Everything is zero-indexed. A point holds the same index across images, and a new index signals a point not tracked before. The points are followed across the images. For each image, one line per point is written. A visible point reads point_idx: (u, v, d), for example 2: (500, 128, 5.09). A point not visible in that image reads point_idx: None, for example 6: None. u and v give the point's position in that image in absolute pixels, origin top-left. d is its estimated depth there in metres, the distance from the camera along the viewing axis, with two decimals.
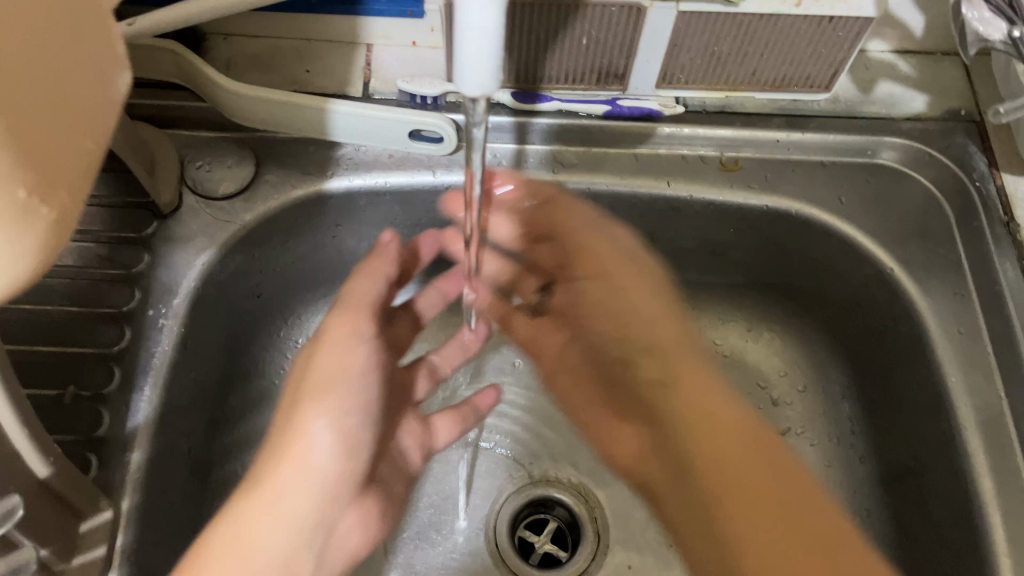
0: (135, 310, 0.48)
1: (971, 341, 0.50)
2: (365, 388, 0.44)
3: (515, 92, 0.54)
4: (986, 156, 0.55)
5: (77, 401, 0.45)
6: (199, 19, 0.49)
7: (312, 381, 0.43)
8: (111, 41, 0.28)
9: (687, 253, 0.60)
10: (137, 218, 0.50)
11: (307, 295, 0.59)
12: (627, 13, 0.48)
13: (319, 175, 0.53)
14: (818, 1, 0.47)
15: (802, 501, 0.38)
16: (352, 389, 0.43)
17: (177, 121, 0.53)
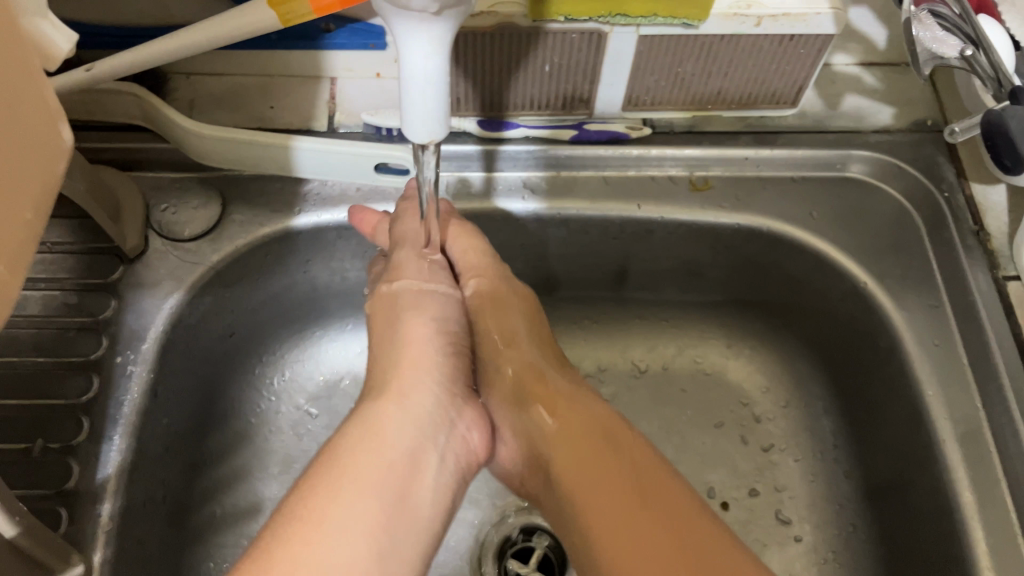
0: (104, 357, 0.47)
1: (946, 353, 0.50)
2: (445, 328, 0.47)
3: (481, 120, 0.54)
4: (954, 166, 0.55)
5: (46, 454, 0.45)
6: (157, 62, 0.48)
7: (402, 319, 0.45)
8: (46, 96, 0.27)
9: (663, 273, 0.60)
10: (104, 264, 0.50)
11: (281, 331, 0.58)
12: (588, 39, 0.48)
13: (286, 212, 0.52)
14: (777, 21, 0.47)
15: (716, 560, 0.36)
16: (440, 335, 0.46)
17: (141, 164, 0.53)
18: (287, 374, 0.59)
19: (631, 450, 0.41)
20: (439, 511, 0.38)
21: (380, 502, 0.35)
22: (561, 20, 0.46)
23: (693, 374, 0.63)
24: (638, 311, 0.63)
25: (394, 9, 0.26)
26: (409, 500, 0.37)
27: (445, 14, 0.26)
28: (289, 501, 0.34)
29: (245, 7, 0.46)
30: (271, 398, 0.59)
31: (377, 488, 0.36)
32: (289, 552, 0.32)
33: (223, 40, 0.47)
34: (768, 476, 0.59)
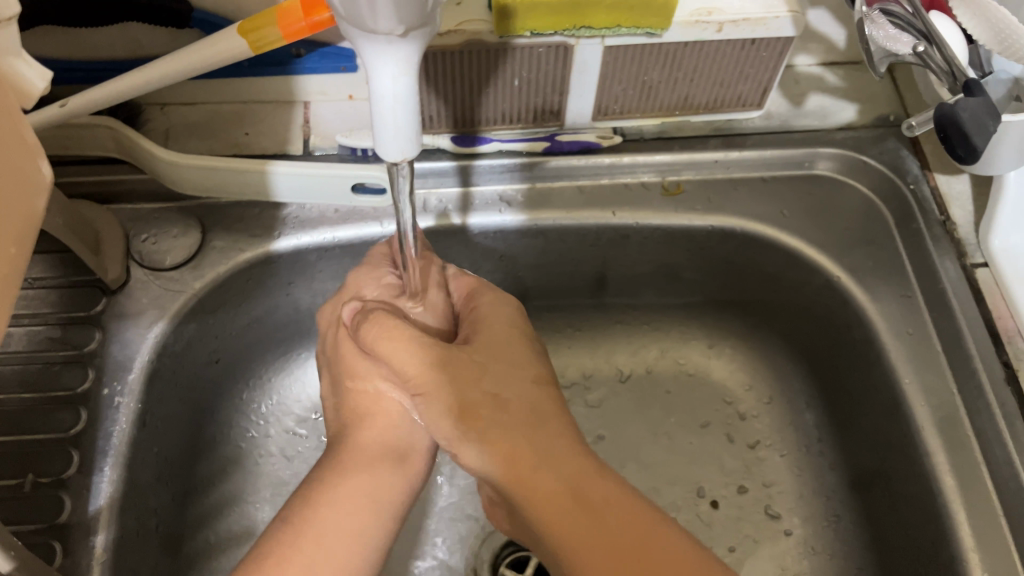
0: (90, 390, 0.48)
1: (920, 342, 0.51)
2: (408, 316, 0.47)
3: (454, 136, 0.55)
4: (918, 159, 0.56)
5: (37, 489, 0.45)
6: (132, 95, 0.48)
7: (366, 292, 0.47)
8: (23, 135, 0.27)
9: (641, 277, 0.61)
10: (87, 296, 0.50)
11: (267, 354, 0.59)
12: (555, 52, 0.49)
13: (266, 236, 0.53)
14: (738, 27, 0.48)
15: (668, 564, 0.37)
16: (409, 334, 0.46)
17: (119, 196, 0.53)
18: (274, 397, 0.60)
19: (559, 436, 0.42)
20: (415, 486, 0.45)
21: (365, 499, 0.41)
22: (527, 36, 0.47)
23: (678, 375, 0.64)
24: (619, 316, 0.64)
25: (362, 34, 0.27)
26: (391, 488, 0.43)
27: (410, 35, 0.27)
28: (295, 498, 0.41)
29: (215, 37, 0.46)
30: (260, 422, 0.59)
31: (366, 490, 0.42)
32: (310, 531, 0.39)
33: (194, 70, 0.47)
34: (755, 472, 0.60)
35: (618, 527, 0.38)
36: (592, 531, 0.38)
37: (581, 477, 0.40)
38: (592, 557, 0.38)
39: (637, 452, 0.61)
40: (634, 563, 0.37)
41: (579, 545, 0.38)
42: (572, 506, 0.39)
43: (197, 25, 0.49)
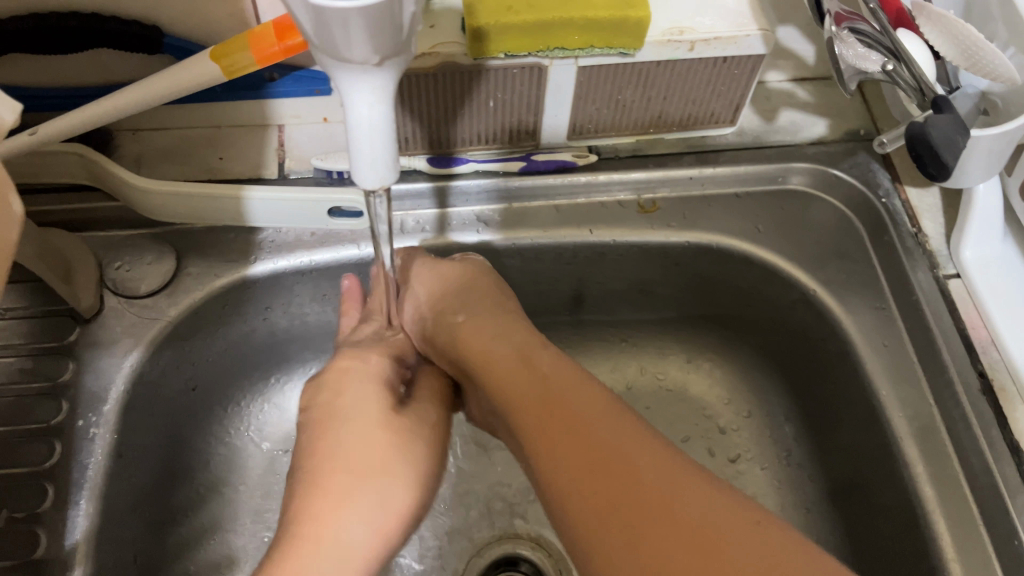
0: (64, 423, 0.47)
1: (896, 353, 0.52)
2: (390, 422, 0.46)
3: (430, 157, 0.54)
4: (888, 173, 0.57)
5: (12, 525, 0.45)
6: (104, 121, 0.48)
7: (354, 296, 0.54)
8: None
9: (618, 295, 0.61)
10: (59, 326, 0.49)
11: (244, 381, 0.58)
12: (529, 73, 0.49)
13: (242, 261, 0.53)
14: (709, 45, 0.49)
15: (580, 403, 0.42)
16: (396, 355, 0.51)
17: (91, 224, 0.52)
18: (256, 421, 0.59)
19: (514, 329, 0.48)
20: None
21: None
22: (502, 57, 0.47)
23: (657, 391, 0.64)
24: (598, 333, 0.64)
25: (336, 62, 0.26)
26: None
27: (387, 63, 0.27)
28: None
29: (187, 62, 0.46)
30: (240, 447, 0.58)
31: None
32: None
33: (166, 96, 0.47)
34: (736, 486, 0.60)
35: (546, 390, 0.43)
36: (530, 399, 0.44)
37: (523, 361, 0.46)
38: (530, 420, 0.43)
39: None
40: (556, 414, 0.42)
41: (523, 411, 0.44)
42: (516, 386, 0.45)
43: (167, 50, 0.49)
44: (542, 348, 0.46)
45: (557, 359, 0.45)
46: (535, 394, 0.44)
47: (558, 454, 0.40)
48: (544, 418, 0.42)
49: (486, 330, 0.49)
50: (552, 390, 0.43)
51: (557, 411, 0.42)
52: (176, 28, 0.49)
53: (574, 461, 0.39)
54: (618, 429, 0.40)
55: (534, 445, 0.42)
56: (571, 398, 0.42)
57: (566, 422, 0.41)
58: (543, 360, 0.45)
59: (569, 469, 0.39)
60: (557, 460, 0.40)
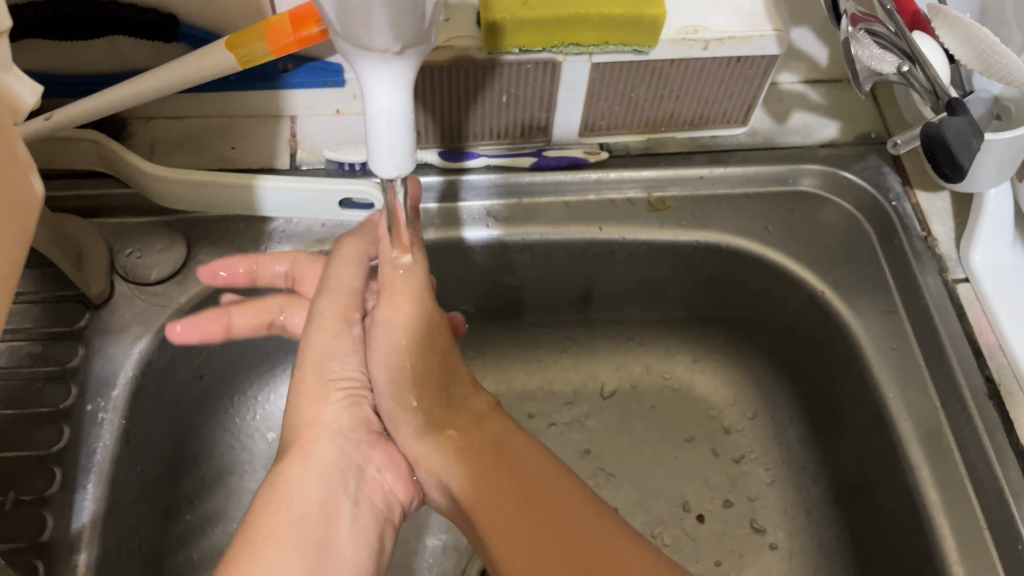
0: (73, 407, 0.47)
1: (903, 357, 0.52)
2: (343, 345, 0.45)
3: (442, 151, 0.55)
4: (899, 176, 0.57)
5: (18, 507, 0.44)
6: (117, 108, 0.48)
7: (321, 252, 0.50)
8: (16, 151, 0.27)
9: (626, 293, 0.61)
10: (69, 311, 0.50)
11: (252, 371, 0.58)
12: (543, 69, 0.49)
13: (252, 251, 0.53)
14: (723, 45, 0.49)
15: (574, 519, 0.38)
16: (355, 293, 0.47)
17: (103, 210, 0.53)
18: (258, 412, 0.59)
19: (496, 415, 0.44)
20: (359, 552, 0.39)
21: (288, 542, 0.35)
22: (515, 52, 0.47)
23: (663, 390, 0.64)
24: (604, 331, 0.65)
25: (356, 50, 0.27)
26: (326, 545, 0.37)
27: (406, 52, 0.27)
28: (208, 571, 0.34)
29: (201, 53, 0.46)
30: (243, 437, 0.58)
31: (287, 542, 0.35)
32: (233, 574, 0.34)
33: (180, 85, 0.47)
34: (740, 486, 0.60)
35: (526, 481, 0.40)
36: (488, 472, 0.41)
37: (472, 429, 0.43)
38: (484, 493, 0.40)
39: (622, 466, 0.62)
40: (543, 525, 0.38)
41: (472, 485, 0.41)
42: (472, 454, 0.42)
43: (183, 40, 0.49)
44: (527, 441, 0.42)
45: (545, 459, 0.41)
46: (489, 465, 0.41)
47: (537, 574, 0.37)
48: (526, 526, 0.38)
49: (443, 387, 0.45)
50: (510, 468, 0.41)
51: (545, 520, 0.38)
52: (192, 17, 0.49)
53: (534, 541, 0.38)
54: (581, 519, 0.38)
55: (506, 553, 0.38)
56: (531, 481, 0.40)
57: (524, 502, 0.39)
58: (531, 456, 0.41)
59: (525, 550, 0.38)
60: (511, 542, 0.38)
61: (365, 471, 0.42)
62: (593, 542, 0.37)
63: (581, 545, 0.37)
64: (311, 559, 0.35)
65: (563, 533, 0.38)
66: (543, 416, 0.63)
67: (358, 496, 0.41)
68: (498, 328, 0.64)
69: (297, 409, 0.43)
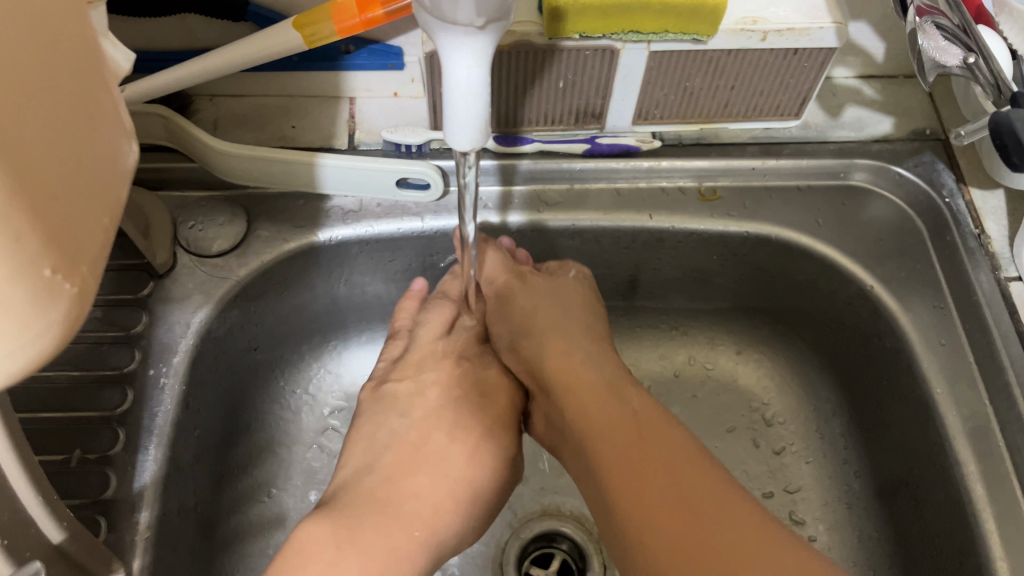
0: (136, 371, 0.49)
1: (952, 352, 0.52)
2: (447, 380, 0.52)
3: (497, 136, 0.56)
4: (953, 173, 0.57)
5: (84, 465, 0.46)
6: (186, 84, 0.49)
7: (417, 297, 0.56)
8: (120, 115, 0.28)
9: (673, 282, 0.62)
10: (134, 280, 0.51)
11: (303, 346, 0.60)
12: (601, 56, 0.50)
13: (310, 227, 0.54)
14: (782, 36, 0.49)
15: (678, 455, 0.42)
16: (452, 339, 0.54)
17: (167, 183, 0.54)
18: (308, 388, 0.61)
19: (592, 378, 0.48)
20: None
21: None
22: (576, 38, 0.48)
23: (705, 379, 0.65)
24: (649, 320, 0.65)
25: (440, 23, 0.28)
26: None
27: (489, 28, 0.28)
28: None
29: (271, 30, 0.48)
30: (291, 411, 0.60)
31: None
32: None
33: (249, 62, 0.49)
34: (780, 478, 0.61)
35: (635, 432, 0.44)
36: (614, 424, 0.45)
37: (611, 389, 0.47)
38: (613, 449, 0.44)
39: None
40: (651, 458, 0.42)
41: (602, 429, 0.45)
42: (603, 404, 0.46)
43: (251, 18, 0.51)
44: (630, 394, 0.47)
45: (647, 404, 0.46)
46: (625, 424, 0.45)
47: (644, 493, 0.41)
48: (639, 468, 0.42)
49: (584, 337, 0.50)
50: (629, 407, 0.46)
51: (656, 465, 0.42)
52: None
53: (659, 504, 0.40)
54: (712, 499, 0.40)
55: (617, 486, 0.42)
56: (672, 458, 0.42)
57: (639, 445, 0.43)
58: (634, 407, 0.46)
59: (650, 499, 0.41)
60: (638, 490, 0.41)
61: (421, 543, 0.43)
62: (689, 467, 0.41)
63: (687, 471, 0.41)
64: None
65: (673, 473, 0.41)
66: None
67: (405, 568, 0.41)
68: None
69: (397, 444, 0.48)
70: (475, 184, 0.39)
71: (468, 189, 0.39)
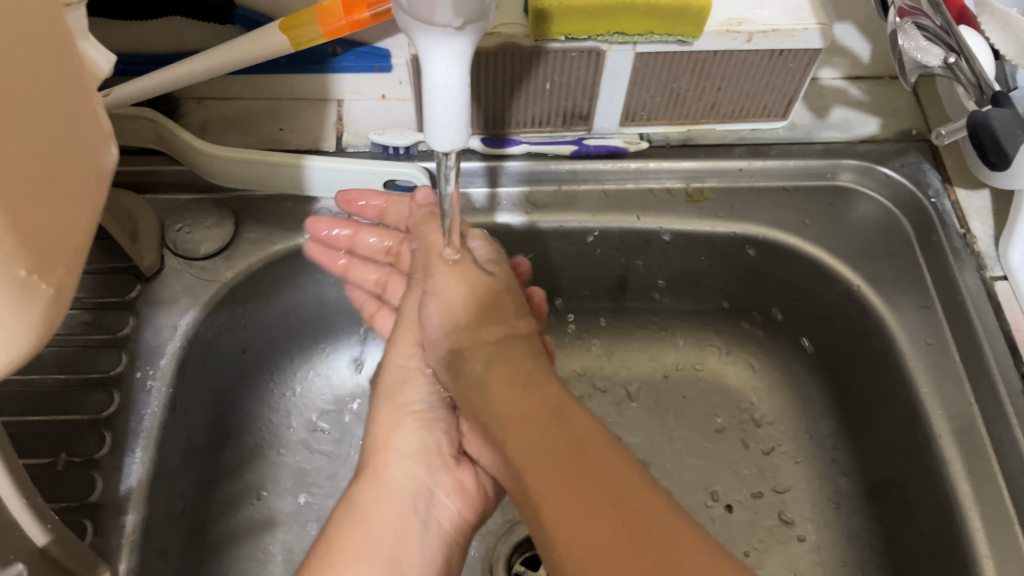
0: (123, 374, 0.49)
1: (939, 351, 0.52)
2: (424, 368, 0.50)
3: (484, 138, 0.56)
4: (939, 173, 0.57)
5: (70, 468, 0.46)
6: (173, 87, 0.49)
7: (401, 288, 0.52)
8: (99, 117, 0.28)
9: (662, 283, 0.62)
10: (121, 283, 0.51)
11: (292, 348, 0.60)
12: (587, 57, 0.50)
13: (298, 229, 0.54)
14: (767, 37, 0.49)
15: (606, 457, 0.35)
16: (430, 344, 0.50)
17: (155, 186, 0.54)
18: (297, 390, 0.61)
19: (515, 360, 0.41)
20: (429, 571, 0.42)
21: (377, 562, 0.40)
22: (562, 40, 0.48)
23: (693, 380, 0.65)
24: (639, 321, 0.65)
25: (418, 24, 0.28)
26: (400, 562, 0.41)
27: (466, 28, 0.28)
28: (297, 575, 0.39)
29: (256, 33, 0.48)
30: (281, 413, 0.60)
31: (373, 550, 0.40)
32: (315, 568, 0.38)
33: (234, 64, 0.49)
34: (770, 479, 0.61)
35: (562, 435, 0.36)
36: (525, 412, 0.38)
37: (516, 382, 0.39)
38: (545, 473, 0.35)
39: (653, 455, 0.62)
40: (586, 473, 0.34)
41: (511, 421, 0.38)
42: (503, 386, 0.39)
43: (238, 21, 0.51)
44: (545, 383, 0.39)
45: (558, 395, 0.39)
46: (546, 425, 0.37)
47: (565, 508, 0.34)
48: (574, 499, 0.34)
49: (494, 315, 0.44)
50: (538, 385, 0.39)
51: (599, 486, 0.34)
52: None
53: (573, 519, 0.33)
54: (627, 482, 0.34)
55: (549, 513, 0.34)
56: (575, 433, 0.36)
57: (569, 454, 0.35)
58: (549, 401, 0.38)
59: (558, 507, 0.34)
60: (544, 483, 0.35)
61: (435, 495, 0.45)
62: (628, 486, 0.34)
63: (616, 479, 0.34)
64: (380, 567, 0.40)
65: (607, 484, 0.34)
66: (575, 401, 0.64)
67: (428, 518, 0.44)
68: None
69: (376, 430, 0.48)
70: (459, 189, 0.39)
71: (451, 190, 0.39)
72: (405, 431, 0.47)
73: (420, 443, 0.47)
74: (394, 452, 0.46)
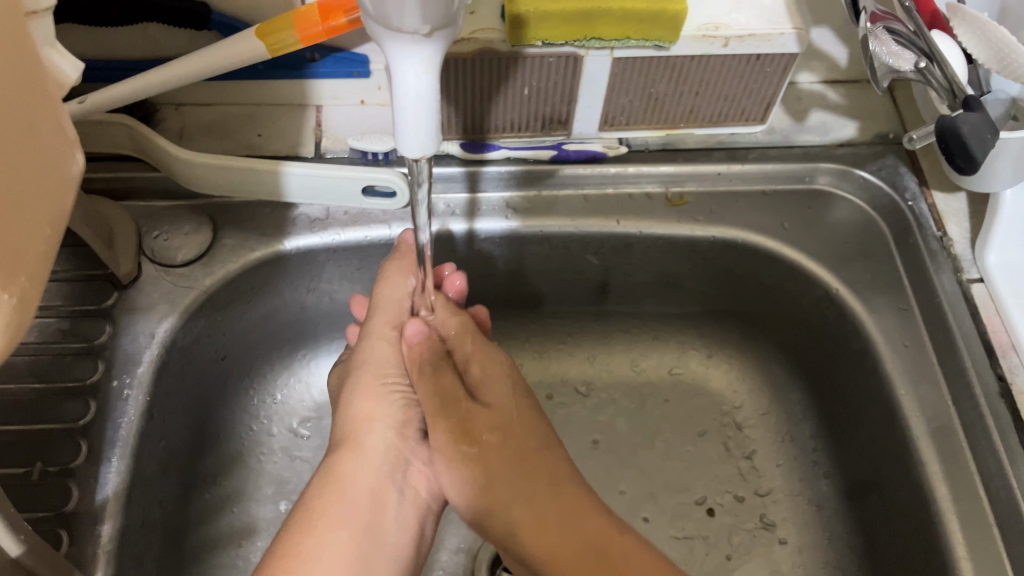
0: (100, 382, 0.48)
1: (916, 354, 0.52)
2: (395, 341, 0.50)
3: (464, 143, 0.56)
4: (916, 176, 0.57)
5: (45, 477, 0.45)
6: (149, 94, 0.49)
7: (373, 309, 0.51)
8: (64, 125, 0.28)
9: (643, 287, 0.62)
10: (98, 290, 0.51)
11: (272, 355, 0.60)
12: (564, 62, 0.50)
13: (276, 235, 0.54)
14: (743, 42, 0.49)
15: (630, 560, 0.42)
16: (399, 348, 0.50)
17: (132, 193, 0.54)
18: (278, 397, 0.61)
19: (537, 448, 0.46)
20: (402, 538, 0.45)
21: (357, 533, 0.42)
22: (539, 45, 0.48)
23: (675, 384, 0.65)
24: (620, 325, 0.65)
25: (387, 32, 0.28)
26: (376, 533, 0.43)
27: (434, 35, 0.28)
28: (275, 547, 0.40)
29: (231, 39, 0.47)
30: (263, 420, 0.60)
31: (354, 522, 0.42)
32: (298, 541, 0.40)
33: (209, 71, 0.48)
34: (751, 482, 0.61)
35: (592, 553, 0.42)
36: (551, 507, 0.44)
37: (526, 455, 0.46)
38: (567, 552, 0.42)
39: (635, 459, 0.62)
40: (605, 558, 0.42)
41: (541, 521, 0.43)
42: (511, 465, 0.45)
43: (214, 27, 0.50)
44: (567, 479, 0.45)
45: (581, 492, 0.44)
46: (578, 540, 0.42)
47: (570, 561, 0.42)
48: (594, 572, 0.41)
49: (485, 394, 0.48)
50: (559, 474, 0.45)
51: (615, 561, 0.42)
52: (225, 5, 0.50)
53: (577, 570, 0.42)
54: (622, 556, 0.42)
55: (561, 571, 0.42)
56: (579, 515, 0.43)
57: (594, 554, 0.42)
58: (574, 493, 0.44)
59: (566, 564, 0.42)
60: (559, 550, 0.42)
61: (412, 464, 0.47)
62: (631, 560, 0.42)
63: (613, 540, 0.42)
64: (358, 533, 0.42)
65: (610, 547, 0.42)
66: (558, 406, 0.64)
67: (405, 488, 0.46)
68: (513, 319, 0.65)
69: (356, 394, 0.48)
70: (433, 192, 0.39)
71: (425, 193, 0.39)
72: (387, 400, 0.48)
73: (397, 412, 0.48)
74: (376, 421, 0.47)
